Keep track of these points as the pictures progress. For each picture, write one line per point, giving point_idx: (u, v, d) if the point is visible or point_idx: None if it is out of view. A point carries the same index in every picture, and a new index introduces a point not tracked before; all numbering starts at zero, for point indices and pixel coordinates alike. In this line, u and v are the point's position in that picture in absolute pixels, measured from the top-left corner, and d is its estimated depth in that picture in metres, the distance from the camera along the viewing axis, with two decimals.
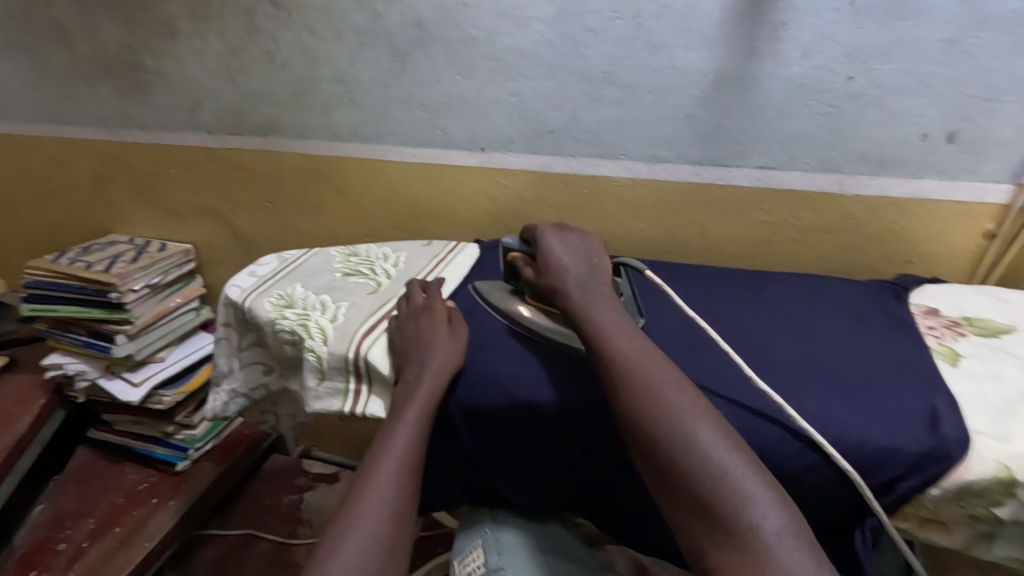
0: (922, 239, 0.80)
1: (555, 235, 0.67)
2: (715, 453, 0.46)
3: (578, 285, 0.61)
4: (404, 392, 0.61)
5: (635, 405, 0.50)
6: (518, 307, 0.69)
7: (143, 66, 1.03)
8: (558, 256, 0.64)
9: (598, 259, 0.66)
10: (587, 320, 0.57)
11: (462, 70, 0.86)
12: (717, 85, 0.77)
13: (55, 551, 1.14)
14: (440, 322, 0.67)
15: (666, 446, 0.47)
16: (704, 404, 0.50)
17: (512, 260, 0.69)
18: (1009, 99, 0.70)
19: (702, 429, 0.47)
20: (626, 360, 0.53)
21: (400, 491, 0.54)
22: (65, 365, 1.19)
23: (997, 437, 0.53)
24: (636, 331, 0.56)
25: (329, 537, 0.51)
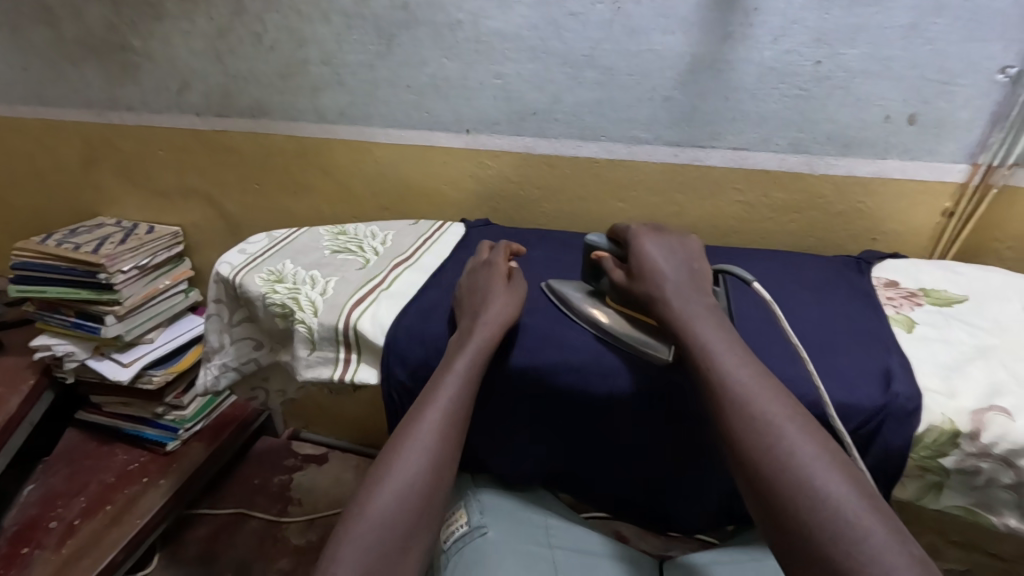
0: (886, 217, 0.84)
1: (651, 239, 0.63)
2: (846, 511, 0.42)
3: (682, 301, 0.57)
4: (458, 343, 0.61)
5: (756, 451, 0.46)
6: (599, 313, 0.65)
7: (130, 47, 1.03)
8: (655, 262, 0.61)
9: (697, 269, 0.62)
10: (698, 346, 0.53)
11: (449, 53, 0.88)
12: (693, 68, 0.80)
13: (46, 529, 1.15)
14: (501, 278, 0.68)
15: (794, 499, 0.43)
16: (833, 448, 0.46)
17: (597, 258, 0.66)
18: (964, 83, 0.74)
19: (834, 483, 0.43)
20: (746, 397, 0.49)
21: (445, 446, 0.56)
22: (54, 346, 1.19)
23: (945, 393, 0.57)
24: (753, 362, 0.52)
25: (369, 478, 0.55)
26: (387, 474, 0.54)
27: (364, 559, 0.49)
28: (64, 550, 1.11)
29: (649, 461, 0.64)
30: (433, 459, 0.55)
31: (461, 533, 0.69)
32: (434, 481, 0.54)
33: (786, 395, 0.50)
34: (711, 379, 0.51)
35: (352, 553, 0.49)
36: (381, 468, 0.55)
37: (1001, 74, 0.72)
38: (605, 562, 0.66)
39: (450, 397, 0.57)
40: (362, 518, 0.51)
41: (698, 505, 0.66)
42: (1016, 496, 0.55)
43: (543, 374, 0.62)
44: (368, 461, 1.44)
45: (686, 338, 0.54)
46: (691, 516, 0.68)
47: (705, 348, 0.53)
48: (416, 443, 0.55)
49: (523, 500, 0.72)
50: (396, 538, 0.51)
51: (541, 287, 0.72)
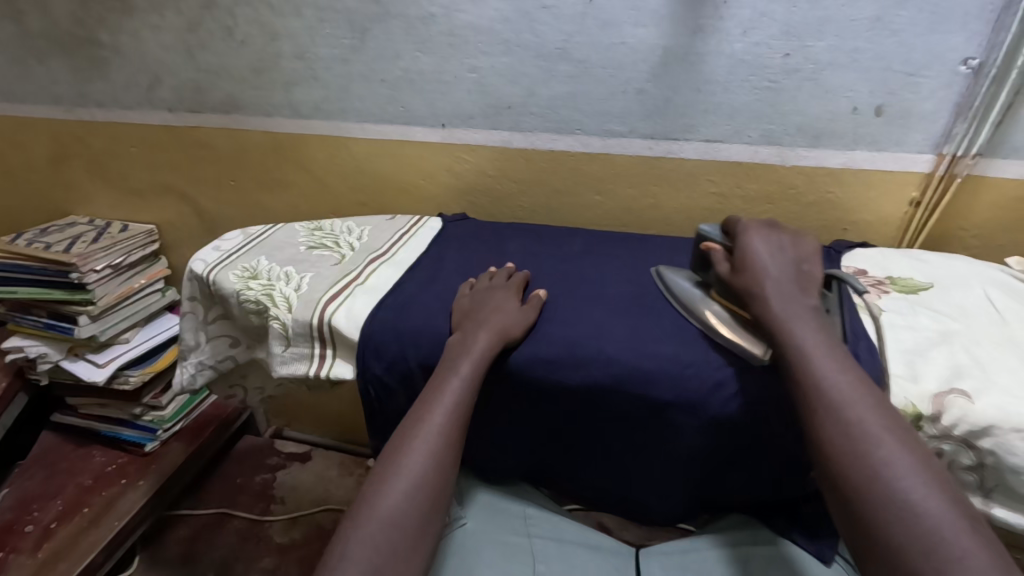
0: (855, 207, 0.86)
1: (761, 236, 0.62)
2: (943, 529, 0.41)
3: (784, 301, 0.56)
4: (460, 344, 0.62)
5: (847, 458, 0.46)
6: (703, 302, 0.64)
7: (98, 41, 1.02)
8: (759, 258, 0.60)
9: (804, 269, 0.60)
10: (795, 347, 0.53)
11: (422, 46, 0.88)
12: (665, 61, 0.81)
13: (22, 533, 1.13)
14: (515, 299, 0.67)
15: (886, 508, 0.43)
16: (931, 463, 0.46)
17: (705, 247, 0.65)
18: (928, 74, 0.75)
19: (931, 498, 0.43)
20: (842, 403, 0.49)
21: (450, 443, 0.56)
22: (26, 348, 1.17)
23: (908, 378, 0.59)
24: (854, 369, 0.52)
25: (375, 474, 0.55)
26: (394, 471, 0.54)
27: (375, 557, 0.50)
28: (40, 553, 1.09)
29: (631, 457, 0.64)
30: (438, 456, 0.55)
31: None
32: (436, 483, 0.54)
33: (886, 406, 0.49)
34: (804, 381, 0.51)
35: (360, 551, 0.50)
36: (389, 463, 0.55)
37: (963, 66, 0.74)
38: (584, 550, 0.67)
39: (456, 395, 0.58)
40: (372, 515, 0.52)
41: (672, 499, 0.66)
42: (977, 478, 0.56)
43: (517, 369, 0.62)
44: (352, 458, 1.44)
45: (783, 339, 0.54)
46: (668, 509, 0.67)
47: (803, 350, 0.52)
48: (422, 440, 0.56)
49: (503, 491, 0.73)
50: (403, 539, 0.51)
51: (654, 274, 0.73)
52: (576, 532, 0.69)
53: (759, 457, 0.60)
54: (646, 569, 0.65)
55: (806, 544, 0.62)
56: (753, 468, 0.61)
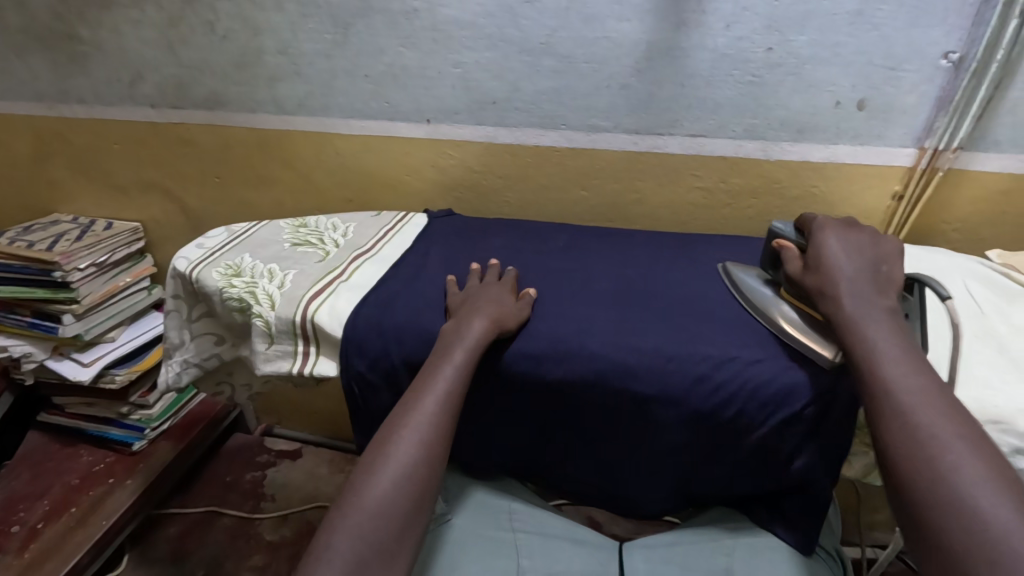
0: (839, 201, 0.86)
1: (838, 235, 0.60)
2: (1013, 540, 0.39)
3: (858, 301, 0.55)
4: (453, 334, 0.62)
5: (912, 463, 0.45)
6: (775, 302, 0.62)
7: (78, 37, 1.00)
8: (833, 257, 0.58)
9: (880, 269, 0.58)
10: (863, 348, 0.51)
11: (406, 41, 0.87)
12: (649, 55, 0.81)
13: (8, 534, 1.12)
14: (509, 295, 0.67)
15: (951, 515, 0.42)
16: (1006, 474, 0.43)
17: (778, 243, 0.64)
18: (909, 69, 0.76)
19: (1002, 508, 0.41)
20: (911, 406, 0.47)
21: (440, 432, 0.56)
22: (10, 348, 1.16)
23: None
24: (929, 374, 0.49)
25: (363, 463, 0.55)
26: (382, 460, 0.54)
27: (361, 549, 0.50)
28: (27, 554, 1.08)
29: (617, 450, 0.64)
30: (427, 446, 0.55)
31: None
32: (426, 473, 0.54)
33: (962, 412, 0.47)
34: (871, 383, 0.50)
35: (347, 540, 0.50)
36: (379, 452, 0.55)
37: (944, 59, 0.74)
38: (567, 543, 0.67)
39: (448, 383, 0.58)
40: (360, 505, 0.52)
41: (656, 491, 0.67)
42: None
43: (502, 364, 0.63)
44: (342, 456, 1.44)
45: (851, 339, 0.52)
46: (651, 501, 0.68)
47: (871, 352, 0.51)
48: (413, 429, 0.56)
49: (488, 486, 0.73)
50: (392, 529, 0.51)
51: (722, 271, 0.72)
52: (559, 526, 0.69)
53: (741, 449, 0.60)
54: (629, 562, 0.65)
55: (784, 534, 0.63)
56: (732, 462, 0.61)
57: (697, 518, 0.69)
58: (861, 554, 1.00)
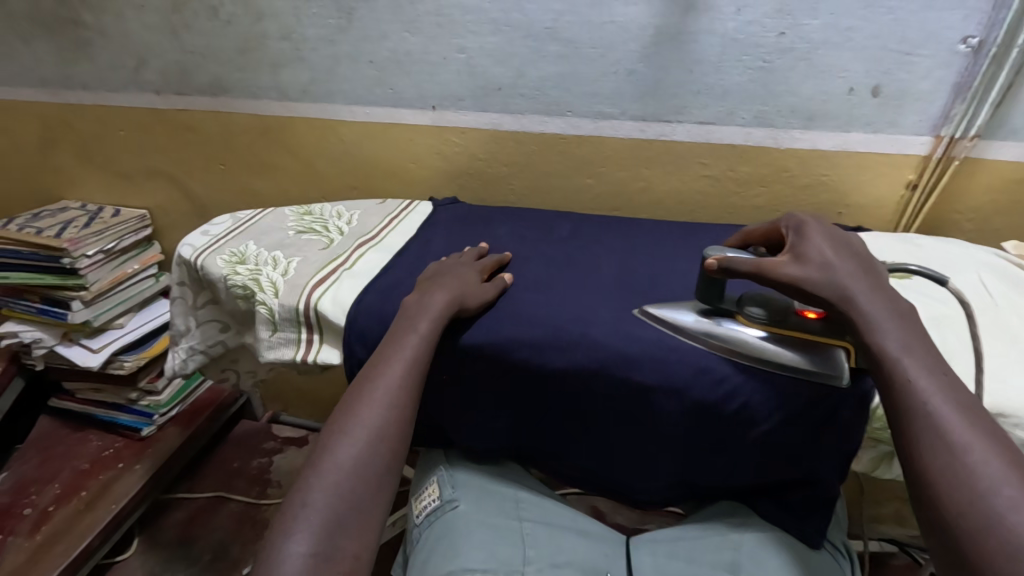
0: (850, 190, 0.85)
1: (818, 235, 0.56)
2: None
3: (873, 302, 0.50)
4: (416, 307, 0.62)
5: (961, 497, 0.41)
6: (747, 337, 0.58)
7: (83, 22, 1.00)
8: (825, 254, 0.53)
9: (873, 263, 0.55)
10: (892, 359, 0.47)
11: (410, 26, 0.86)
12: (657, 39, 0.79)
13: (20, 516, 1.14)
14: (478, 274, 0.67)
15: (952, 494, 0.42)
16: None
17: (716, 265, 0.56)
18: (924, 53, 0.74)
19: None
20: (954, 430, 0.44)
21: (410, 394, 0.56)
22: (20, 333, 1.17)
23: None
24: (965, 395, 0.46)
25: (334, 423, 0.54)
26: (354, 421, 0.54)
27: (336, 507, 0.49)
28: (38, 536, 1.10)
29: (621, 440, 0.64)
30: (397, 407, 0.55)
31: (433, 507, 0.70)
32: (395, 436, 0.54)
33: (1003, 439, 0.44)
34: (910, 400, 0.46)
35: (324, 498, 0.49)
36: (350, 413, 0.54)
37: (963, 44, 0.72)
38: (571, 534, 0.66)
39: (415, 350, 0.58)
40: (335, 466, 0.51)
41: (660, 482, 0.66)
42: None
43: (500, 350, 0.62)
44: None
45: (874, 346, 0.48)
46: (650, 491, 0.67)
47: (901, 364, 0.47)
48: (383, 391, 0.56)
49: (489, 471, 0.73)
50: (365, 489, 0.51)
51: (642, 317, 0.62)
52: (563, 516, 0.69)
53: (749, 439, 0.59)
54: (636, 561, 0.64)
55: (792, 528, 0.62)
56: (739, 456, 0.61)
57: (703, 511, 0.68)
58: (866, 546, 0.99)
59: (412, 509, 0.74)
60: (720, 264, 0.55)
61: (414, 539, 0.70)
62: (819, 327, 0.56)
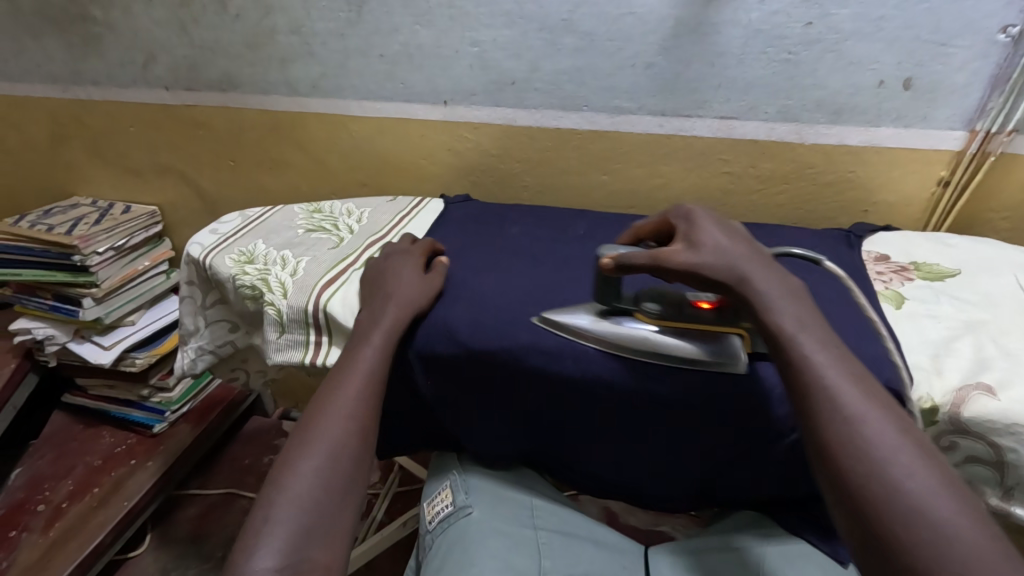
0: (878, 188, 0.81)
1: (709, 219, 0.55)
2: (977, 556, 0.37)
3: (766, 285, 0.50)
4: (369, 320, 0.61)
5: (862, 475, 0.41)
6: (645, 334, 0.57)
7: (91, 17, 0.99)
8: (717, 239, 0.53)
9: (759, 246, 0.55)
10: (789, 343, 0.47)
11: (421, 19, 0.84)
12: (677, 32, 0.76)
13: (34, 512, 1.15)
14: (415, 266, 0.67)
15: (856, 460, 0.42)
16: (952, 479, 0.41)
17: (614, 263, 0.54)
18: (960, 44, 0.70)
19: (955, 517, 0.38)
20: (853, 408, 0.44)
21: (369, 405, 0.55)
22: (33, 329, 1.17)
23: (932, 370, 0.55)
24: (860, 370, 0.46)
25: (293, 442, 0.52)
26: (314, 433, 0.52)
27: (304, 521, 0.47)
28: (51, 532, 1.11)
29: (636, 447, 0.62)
30: (358, 417, 0.54)
31: (446, 513, 0.68)
32: (359, 446, 0.53)
33: (897, 411, 0.45)
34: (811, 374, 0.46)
35: (287, 511, 0.47)
36: (310, 426, 0.53)
37: (1002, 34, 0.68)
38: (589, 545, 0.64)
39: (371, 362, 0.57)
40: (296, 478, 0.49)
41: (678, 489, 0.64)
42: (998, 475, 0.53)
43: (515, 356, 0.60)
44: None
45: (775, 328, 0.48)
46: (668, 498, 0.65)
47: (801, 344, 0.47)
48: (341, 404, 0.54)
49: (503, 477, 0.71)
50: (332, 499, 0.49)
51: (540, 325, 0.61)
52: (576, 524, 0.67)
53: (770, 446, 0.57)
54: (655, 566, 0.62)
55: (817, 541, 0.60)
56: (763, 466, 0.59)
57: (722, 521, 0.66)
58: None
59: (424, 515, 0.72)
60: (615, 262, 0.54)
61: (426, 546, 0.69)
62: (712, 316, 0.57)
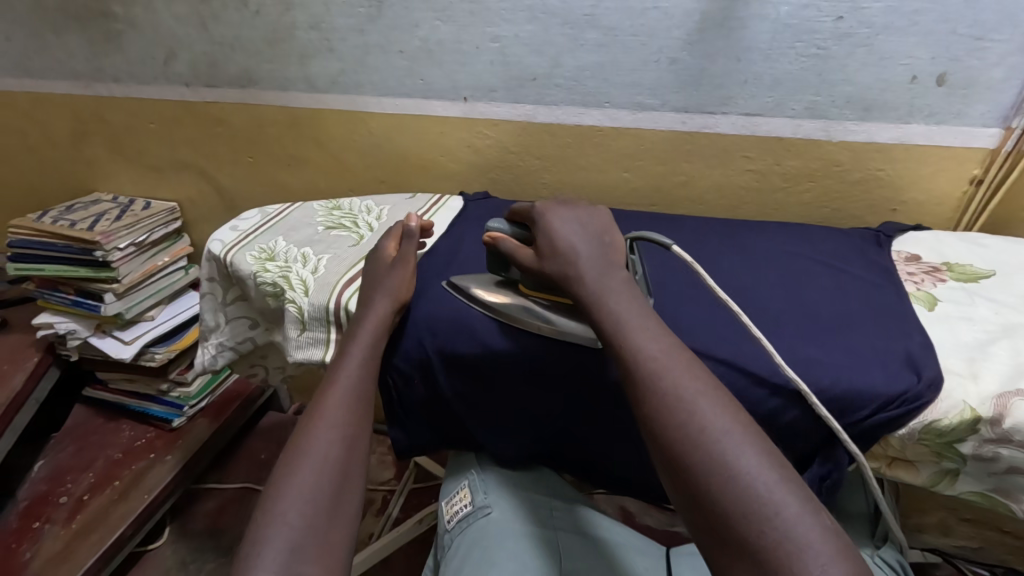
0: (908, 186, 0.80)
1: (556, 216, 0.59)
2: (760, 486, 0.38)
3: (596, 272, 0.53)
4: (349, 333, 0.61)
5: (665, 430, 0.42)
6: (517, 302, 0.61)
7: (112, 14, 1.00)
8: (557, 236, 0.57)
9: (609, 236, 0.58)
10: (609, 319, 0.50)
11: (442, 15, 0.83)
12: (703, 27, 0.75)
13: (57, 504, 1.16)
14: (391, 266, 0.66)
15: (670, 420, 0.42)
16: (747, 419, 0.42)
17: (493, 241, 0.62)
18: (998, 38, 0.68)
19: (750, 457, 0.39)
20: (662, 370, 0.45)
21: (355, 417, 0.54)
22: (55, 324, 1.18)
23: (967, 375, 0.53)
24: (669, 335, 0.48)
25: (281, 463, 0.51)
26: (300, 450, 0.51)
27: (294, 537, 0.45)
28: (73, 524, 1.12)
29: None
30: (344, 428, 0.53)
31: (465, 513, 0.68)
32: (347, 457, 0.51)
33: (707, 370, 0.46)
34: (627, 344, 0.47)
35: (276, 529, 0.45)
36: (295, 443, 0.52)
37: None
38: (610, 550, 0.63)
39: (353, 375, 0.57)
40: (283, 496, 0.47)
41: None
42: None
43: (535, 356, 0.59)
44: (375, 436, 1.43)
45: (601, 310, 0.51)
46: None
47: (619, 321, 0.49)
48: (324, 419, 0.53)
49: (527, 478, 0.70)
50: (322, 513, 0.47)
51: (446, 290, 0.66)
52: (597, 527, 0.66)
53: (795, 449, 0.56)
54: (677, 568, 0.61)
55: None
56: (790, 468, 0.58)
57: None
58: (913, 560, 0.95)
59: (441, 514, 0.72)
60: (492, 240, 0.62)
61: (444, 545, 0.68)
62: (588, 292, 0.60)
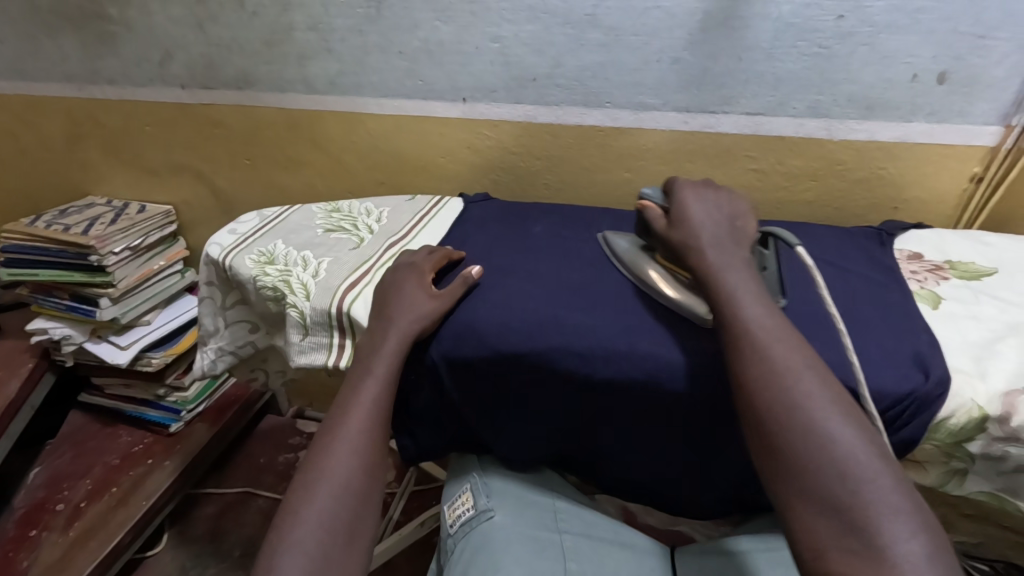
0: (910, 184, 0.80)
1: (694, 196, 0.61)
2: (856, 455, 0.43)
3: (721, 253, 0.56)
4: (368, 346, 0.61)
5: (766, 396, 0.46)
6: (649, 270, 0.63)
7: (107, 15, 0.98)
8: (691, 213, 0.59)
9: (740, 221, 0.60)
10: (721, 292, 0.53)
11: (442, 15, 0.83)
12: (706, 26, 0.75)
13: (53, 512, 1.15)
14: (414, 280, 0.65)
15: (779, 387, 0.46)
16: (846, 395, 0.47)
17: (641, 208, 0.63)
18: (1000, 36, 0.68)
19: (846, 430, 0.44)
20: (769, 342, 0.49)
21: (373, 441, 0.56)
22: (50, 330, 1.17)
23: (976, 374, 0.53)
24: (778, 313, 0.52)
25: (297, 485, 0.53)
26: (318, 475, 0.53)
27: (306, 565, 0.47)
28: (72, 531, 1.11)
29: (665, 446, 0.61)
30: (362, 456, 0.54)
31: (468, 517, 0.67)
32: (366, 483, 0.54)
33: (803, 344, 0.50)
34: (734, 318, 0.51)
35: (293, 557, 0.48)
36: (313, 467, 0.54)
37: None
38: (617, 549, 0.63)
39: (375, 396, 0.57)
40: (300, 523, 0.50)
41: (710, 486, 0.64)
42: None
43: (545, 358, 0.58)
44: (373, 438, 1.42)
45: (711, 287, 0.54)
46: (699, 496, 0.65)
47: (731, 294, 0.53)
48: (343, 440, 0.55)
49: (534, 479, 0.69)
50: (335, 544, 0.50)
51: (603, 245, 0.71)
52: (604, 527, 0.66)
53: None
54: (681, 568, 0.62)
55: None
56: None
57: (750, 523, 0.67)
58: None
59: (444, 517, 0.71)
60: (641, 207, 0.63)
61: (447, 549, 0.68)
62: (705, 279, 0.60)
